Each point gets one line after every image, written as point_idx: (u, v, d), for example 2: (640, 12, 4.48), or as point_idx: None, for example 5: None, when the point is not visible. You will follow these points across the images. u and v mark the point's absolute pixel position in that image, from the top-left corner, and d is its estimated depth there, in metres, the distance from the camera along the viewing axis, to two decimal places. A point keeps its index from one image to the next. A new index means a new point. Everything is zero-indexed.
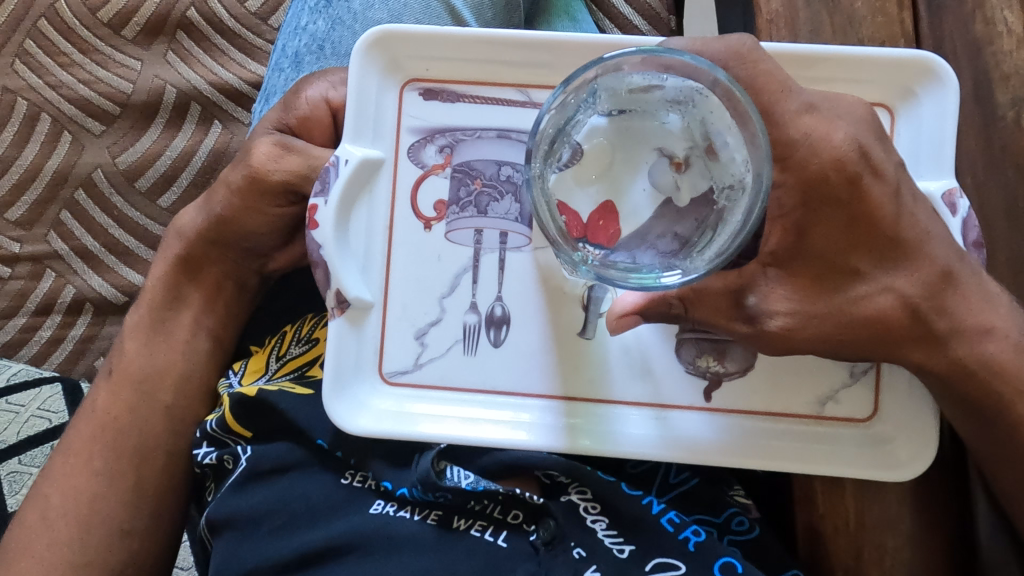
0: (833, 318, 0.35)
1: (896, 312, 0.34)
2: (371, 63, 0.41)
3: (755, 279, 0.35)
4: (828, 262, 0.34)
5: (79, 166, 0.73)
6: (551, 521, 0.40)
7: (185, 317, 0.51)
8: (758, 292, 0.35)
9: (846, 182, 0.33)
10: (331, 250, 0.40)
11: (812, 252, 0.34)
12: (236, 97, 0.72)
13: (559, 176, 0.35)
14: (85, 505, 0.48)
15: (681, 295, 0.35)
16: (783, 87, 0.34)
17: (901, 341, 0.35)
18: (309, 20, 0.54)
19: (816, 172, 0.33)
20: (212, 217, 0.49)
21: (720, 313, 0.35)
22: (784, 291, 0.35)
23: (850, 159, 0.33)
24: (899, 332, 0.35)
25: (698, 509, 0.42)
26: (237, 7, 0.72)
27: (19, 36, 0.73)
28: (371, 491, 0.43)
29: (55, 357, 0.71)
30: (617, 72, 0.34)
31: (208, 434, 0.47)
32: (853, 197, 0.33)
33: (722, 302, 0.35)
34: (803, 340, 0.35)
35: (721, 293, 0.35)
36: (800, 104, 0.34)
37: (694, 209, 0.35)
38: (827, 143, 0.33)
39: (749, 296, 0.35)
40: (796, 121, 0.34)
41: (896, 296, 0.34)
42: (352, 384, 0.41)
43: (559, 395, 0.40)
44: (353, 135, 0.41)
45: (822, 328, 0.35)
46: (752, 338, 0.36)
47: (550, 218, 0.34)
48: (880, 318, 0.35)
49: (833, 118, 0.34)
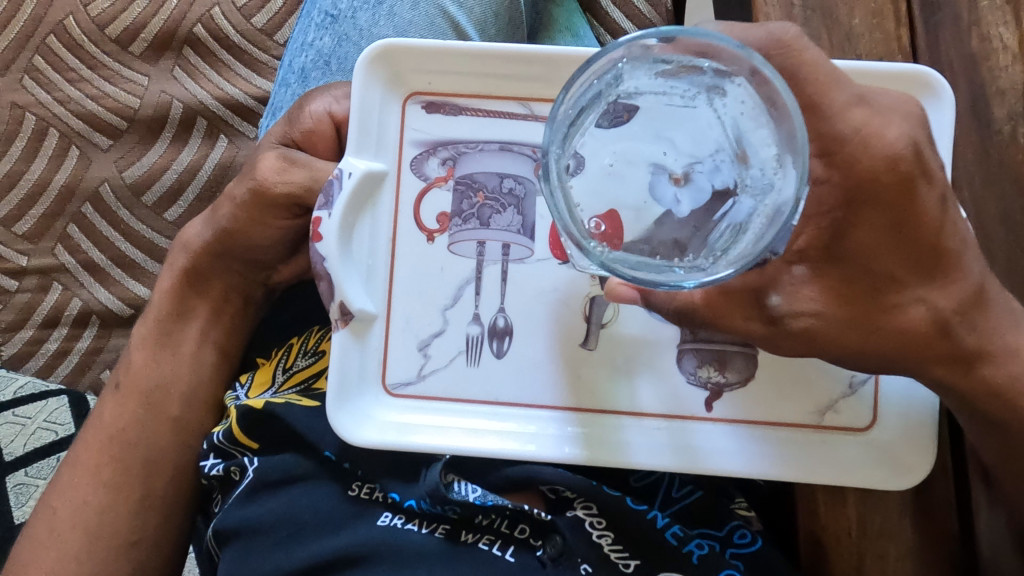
0: (862, 327, 0.34)
1: (929, 325, 0.34)
2: (373, 78, 0.42)
3: (778, 279, 0.34)
4: (859, 267, 0.33)
5: (87, 180, 0.73)
6: (559, 538, 0.40)
7: (192, 329, 0.51)
8: (783, 292, 0.34)
9: (896, 182, 0.32)
10: (336, 262, 0.40)
11: (844, 255, 0.33)
12: (242, 111, 0.73)
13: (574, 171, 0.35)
14: (92, 517, 0.48)
15: (705, 300, 0.35)
16: (833, 79, 0.33)
17: (931, 353, 0.34)
18: (315, 36, 0.54)
19: (867, 169, 0.32)
20: (218, 230, 0.50)
21: (740, 312, 0.35)
22: (812, 293, 0.34)
23: (904, 156, 0.32)
24: (930, 345, 0.34)
25: (701, 523, 0.42)
26: (244, 23, 0.73)
27: (27, 52, 0.74)
28: (379, 504, 0.43)
29: (61, 369, 0.72)
30: (645, 55, 0.33)
31: (217, 446, 0.47)
32: (900, 201, 0.32)
33: (741, 301, 0.35)
34: (827, 341, 0.35)
35: (740, 293, 0.35)
36: (851, 96, 0.33)
37: (706, 211, 0.35)
38: (880, 140, 0.32)
39: (772, 295, 0.34)
40: (845, 115, 0.33)
41: (929, 309, 0.33)
42: (355, 396, 0.41)
43: (561, 405, 0.40)
44: (356, 149, 0.41)
45: (849, 335, 0.34)
46: (773, 339, 0.35)
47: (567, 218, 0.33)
48: (908, 331, 0.34)
49: (885, 112, 0.33)
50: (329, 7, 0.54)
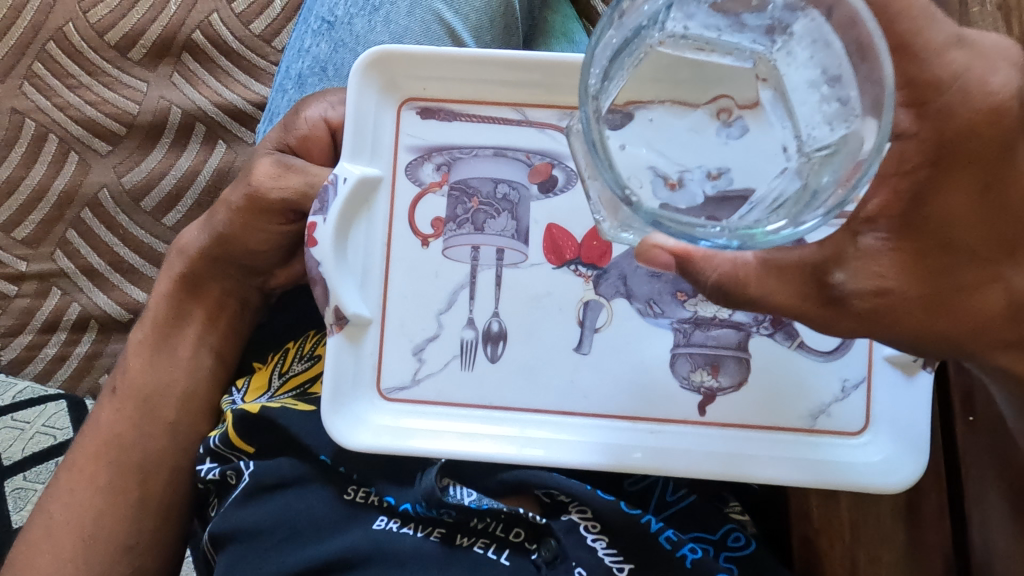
0: (934, 309, 0.30)
1: (1002, 309, 0.30)
2: (368, 83, 0.42)
3: (844, 253, 0.29)
4: (937, 241, 0.29)
5: (85, 185, 0.74)
6: (554, 541, 0.40)
7: (188, 334, 0.52)
8: (847, 267, 0.29)
9: (992, 140, 0.28)
10: (331, 266, 0.40)
11: (921, 223, 0.29)
12: (240, 117, 0.73)
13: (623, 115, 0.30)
14: (89, 521, 0.48)
15: (758, 279, 0.30)
16: (928, 15, 0.28)
17: (999, 340, 0.31)
18: (311, 42, 0.55)
19: (963, 122, 0.28)
20: (215, 235, 0.50)
21: (799, 291, 0.30)
22: (882, 269, 0.29)
23: (1007, 107, 0.28)
24: (1001, 329, 0.30)
25: (695, 527, 0.42)
26: (242, 30, 0.73)
27: (27, 59, 0.75)
28: (375, 508, 0.43)
29: (60, 374, 0.72)
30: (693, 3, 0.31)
31: (213, 450, 0.48)
32: (994, 160, 0.28)
33: (799, 279, 0.30)
34: (893, 323, 0.30)
35: (798, 269, 0.30)
36: (949, 35, 0.28)
37: (742, 189, 0.33)
38: (983, 87, 0.28)
39: (835, 271, 0.30)
40: (944, 56, 0.28)
41: (1005, 291, 0.30)
42: (349, 400, 0.41)
43: (555, 409, 0.41)
44: (351, 155, 0.42)
45: (918, 317, 0.30)
46: (832, 322, 0.30)
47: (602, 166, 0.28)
48: (982, 313, 0.30)
49: (986, 53, 0.28)
50: (326, 13, 0.54)
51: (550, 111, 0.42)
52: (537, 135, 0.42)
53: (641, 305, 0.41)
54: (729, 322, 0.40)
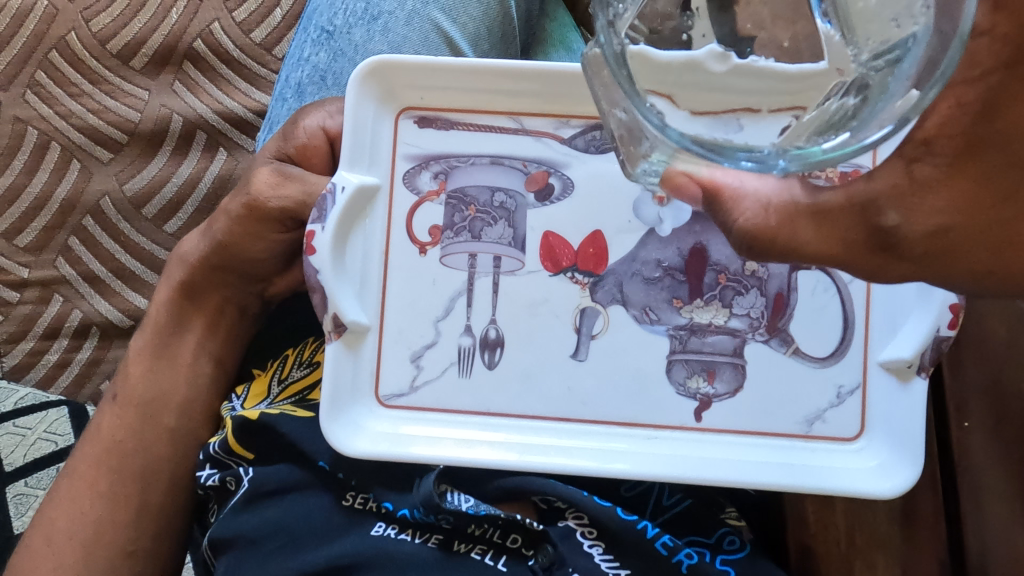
0: (1012, 252, 0.24)
1: None
2: (366, 93, 0.43)
3: (890, 190, 0.25)
4: (1014, 159, 0.23)
5: (88, 193, 0.74)
6: (550, 547, 0.41)
7: (188, 341, 0.52)
8: (903, 207, 0.24)
9: None
10: (329, 274, 0.40)
11: (992, 137, 0.23)
12: (241, 124, 0.74)
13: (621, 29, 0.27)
14: (90, 528, 0.48)
15: (793, 223, 0.26)
16: None
17: None
18: (311, 51, 0.55)
19: None
20: (215, 243, 0.50)
21: (841, 234, 0.26)
22: (936, 205, 0.24)
23: None
24: None
25: (690, 531, 0.42)
26: (243, 38, 0.74)
27: (30, 68, 0.75)
28: (372, 514, 0.44)
29: (62, 380, 0.73)
30: None
31: (213, 456, 0.48)
32: None
33: (842, 222, 0.26)
34: (952, 264, 0.25)
35: (841, 211, 0.26)
36: None
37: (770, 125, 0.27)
38: None
39: (888, 211, 0.25)
40: None
41: None
42: (347, 407, 0.42)
43: (551, 415, 0.41)
44: (349, 164, 0.42)
45: (992, 258, 0.24)
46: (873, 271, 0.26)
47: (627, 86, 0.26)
48: None
49: None
50: (326, 23, 0.55)
51: (546, 119, 0.43)
52: (534, 143, 0.43)
53: (637, 312, 0.41)
54: (725, 329, 0.41)
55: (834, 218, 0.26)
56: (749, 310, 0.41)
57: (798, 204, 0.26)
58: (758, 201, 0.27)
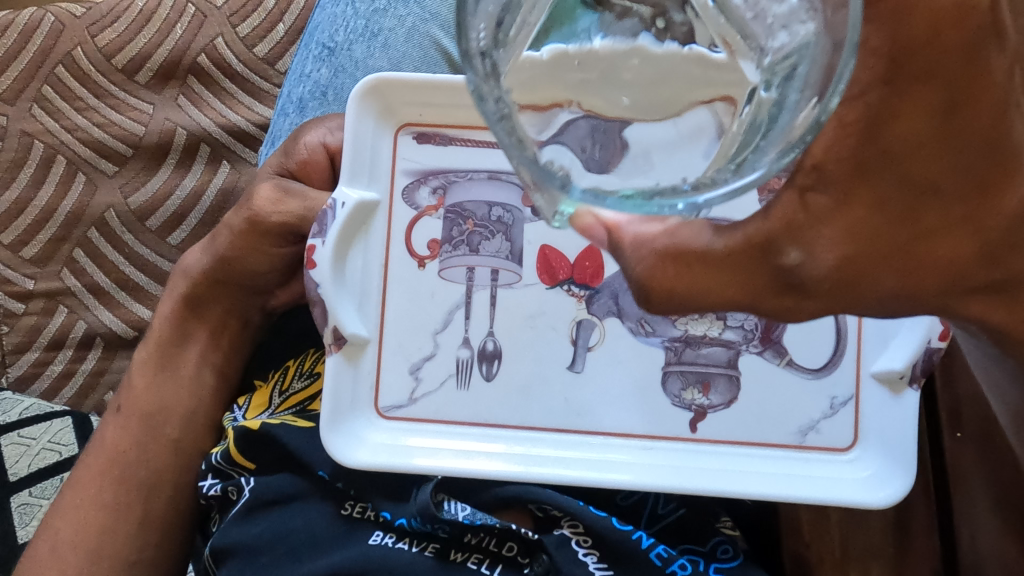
0: (917, 271, 0.23)
1: (980, 254, 0.22)
2: (366, 110, 0.43)
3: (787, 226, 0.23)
4: (902, 179, 0.21)
5: (93, 206, 0.75)
6: (546, 557, 0.41)
7: (191, 353, 0.53)
8: (801, 244, 0.23)
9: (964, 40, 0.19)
10: (329, 288, 0.41)
11: (879, 162, 0.21)
12: (245, 138, 0.75)
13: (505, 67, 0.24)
14: (94, 539, 0.49)
15: (687, 272, 0.25)
16: None
17: (976, 285, 0.23)
18: (313, 67, 0.56)
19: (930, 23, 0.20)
20: (218, 257, 0.51)
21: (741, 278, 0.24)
22: (832, 238, 0.23)
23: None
24: (978, 275, 0.23)
25: (685, 540, 0.43)
26: (246, 53, 0.75)
27: (36, 82, 0.75)
28: (371, 522, 0.44)
29: (66, 391, 0.74)
30: None
31: (214, 466, 0.48)
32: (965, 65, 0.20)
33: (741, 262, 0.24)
34: (856, 290, 0.23)
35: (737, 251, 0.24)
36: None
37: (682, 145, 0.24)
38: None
39: (787, 249, 0.23)
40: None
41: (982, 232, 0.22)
42: (348, 419, 0.42)
43: (548, 426, 0.41)
44: (349, 180, 0.43)
45: (893, 280, 0.23)
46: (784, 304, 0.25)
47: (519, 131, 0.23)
48: (955, 261, 0.22)
49: None
50: (327, 39, 0.56)
51: None
52: None
53: (633, 324, 0.42)
54: (720, 341, 0.41)
55: (733, 262, 0.24)
56: (743, 322, 0.41)
57: (688, 251, 0.25)
58: (653, 250, 0.25)
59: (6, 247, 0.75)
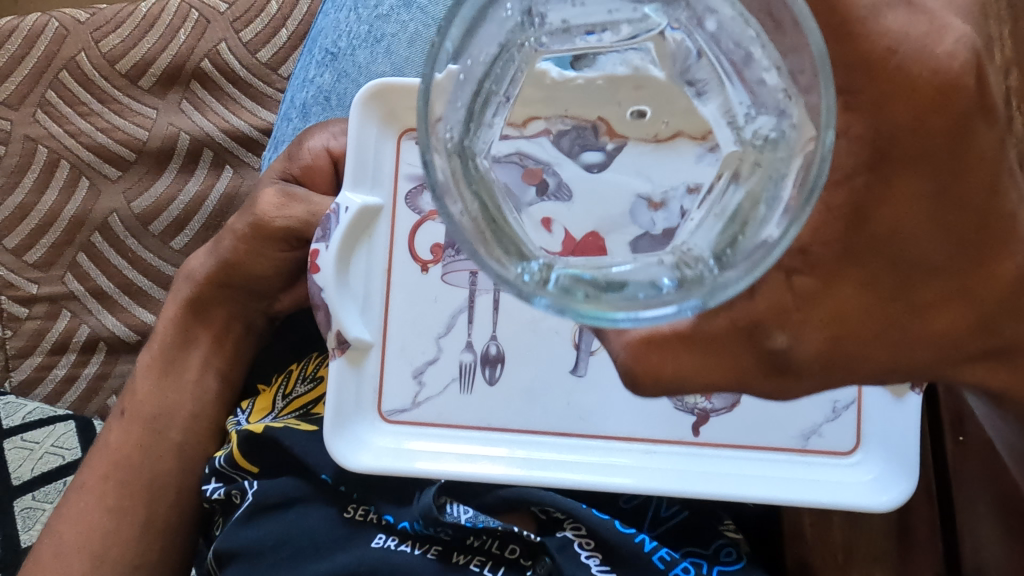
0: (909, 346, 0.25)
1: (971, 325, 0.25)
2: (369, 115, 0.44)
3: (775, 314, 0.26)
4: (895, 257, 0.24)
5: (96, 210, 0.75)
6: (548, 559, 0.41)
7: (195, 356, 0.53)
8: (788, 329, 0.26)
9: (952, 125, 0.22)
10: (332, 292, 0.41)
11: (866, 242, 0.24)
12: (247, 143, 0.75)
13: (476, 167, 0.26)
14: (98, 542, 0.49)
15: (673, 360, 0.27)
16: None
17: (968, 352, 0.26)
18: (316, 73, 0.56)
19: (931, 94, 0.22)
20: (221, 261, 0.51)
21: (726, 362, 0.27)
22: (820, 320, 0.25)
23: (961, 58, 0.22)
24: (969, 343, 0.26)
25: (687, 543, 0.43)
26: (249, 58, 0.75)
27: (41, 87, 0.76)
28: (373, 525, 0.44)
29: (69, 396, 0.73)
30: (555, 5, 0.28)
31: (218, 470, 0.49)
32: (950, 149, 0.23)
33: (726, 344, 0.27)
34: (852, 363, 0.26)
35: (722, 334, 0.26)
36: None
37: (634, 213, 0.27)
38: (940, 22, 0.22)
39: (775, 334, 0.26)
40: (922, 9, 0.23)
41: (970, 307, 0.25)
42: (351, 423, 0.42)
43: (551, 429, 0.42)
44: (352, 184, 0.43)
45: (886, 356, 0.26)
46: (775, 388, 0.27)
47: (488, 235, 0.25)
48: (945, 334, 0.25)
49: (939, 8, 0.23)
50: (330, 45, 0.56)
51: None
52: None
53: None
54: None
55: (723, 344, 0.27)
56: None
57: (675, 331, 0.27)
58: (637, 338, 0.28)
59: (10, 251, 0.75)
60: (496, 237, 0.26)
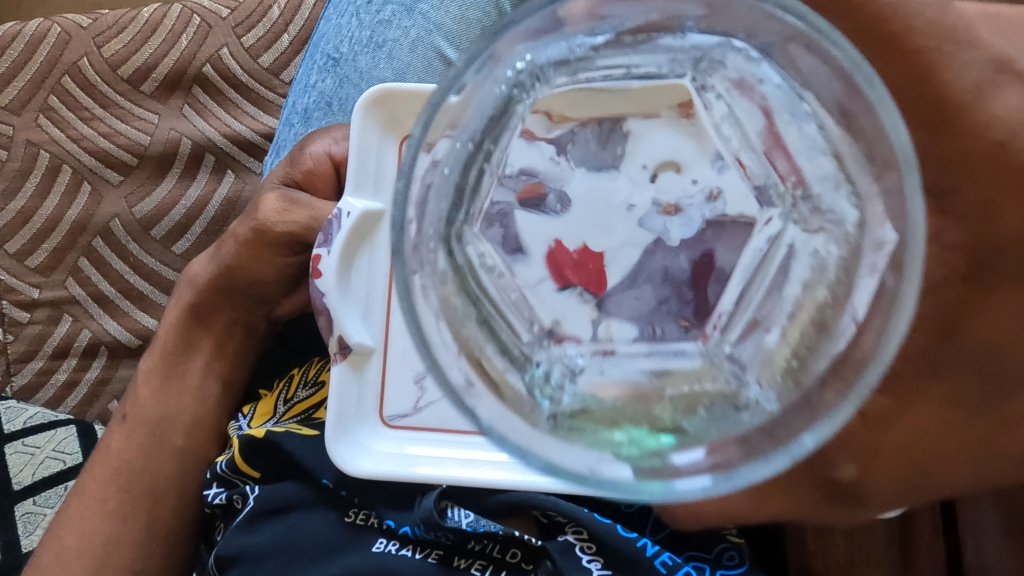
0: (987, 462, 0.29)
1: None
2: (371, 121, 0.44)
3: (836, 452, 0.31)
4: (975, 375, 0.28)
5: (98, 215, 0.75)
6: (549, 563, 0.41)
7: (197, 361, 0.53)
8: (858, 462, 0.30)
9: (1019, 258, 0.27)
10: (334, 297, 0.42)
11: (951, 359, 0.28)
12: (249, 148, 0.75)
13: (468, 276, 0.29)
14: (100, 547, 0.49)
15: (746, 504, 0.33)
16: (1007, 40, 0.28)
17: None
18: (318, 77, 0.57)
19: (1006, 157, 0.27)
20: (223, 266, 0.51)
21: (796, 483, 0.32)
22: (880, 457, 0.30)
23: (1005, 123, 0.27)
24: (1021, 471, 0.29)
25: (691, 547, 0.42)
26: (251, 63, 0.75)
27: (42, 92, 0.75)
28: (374, 529, 0.44)
29: (69, 401, 0.73)
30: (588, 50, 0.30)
31: (219, 475, 0.49)
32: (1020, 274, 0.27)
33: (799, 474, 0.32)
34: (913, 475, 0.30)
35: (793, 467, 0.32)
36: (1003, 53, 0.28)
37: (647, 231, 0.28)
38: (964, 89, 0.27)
39: (843, 466, 0.31)
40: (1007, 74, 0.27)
41: None
42: (352, 428, 0.42)
43: None
44: (354, 189, 0.43)
45: (962, 471, 0.29)
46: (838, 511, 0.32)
47: (484, 342, 0.28)
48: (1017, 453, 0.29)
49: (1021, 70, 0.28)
50: (332, 50, 0.56)
51: None
52: None
53: None
54: None
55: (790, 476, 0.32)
56: None
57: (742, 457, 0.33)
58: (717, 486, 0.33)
59: (11, 256, 0.75)
60: (493, 336, 0.28)
